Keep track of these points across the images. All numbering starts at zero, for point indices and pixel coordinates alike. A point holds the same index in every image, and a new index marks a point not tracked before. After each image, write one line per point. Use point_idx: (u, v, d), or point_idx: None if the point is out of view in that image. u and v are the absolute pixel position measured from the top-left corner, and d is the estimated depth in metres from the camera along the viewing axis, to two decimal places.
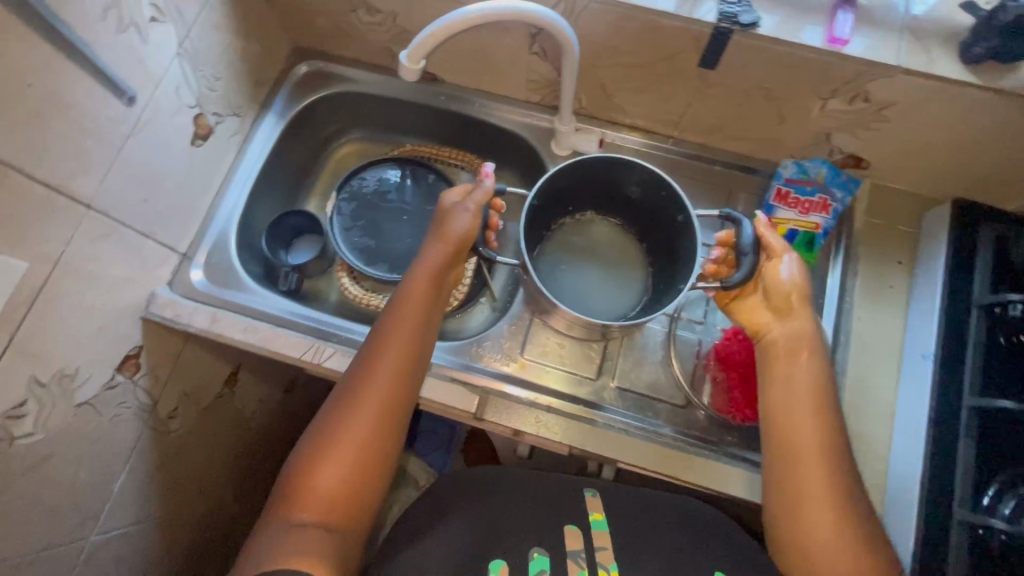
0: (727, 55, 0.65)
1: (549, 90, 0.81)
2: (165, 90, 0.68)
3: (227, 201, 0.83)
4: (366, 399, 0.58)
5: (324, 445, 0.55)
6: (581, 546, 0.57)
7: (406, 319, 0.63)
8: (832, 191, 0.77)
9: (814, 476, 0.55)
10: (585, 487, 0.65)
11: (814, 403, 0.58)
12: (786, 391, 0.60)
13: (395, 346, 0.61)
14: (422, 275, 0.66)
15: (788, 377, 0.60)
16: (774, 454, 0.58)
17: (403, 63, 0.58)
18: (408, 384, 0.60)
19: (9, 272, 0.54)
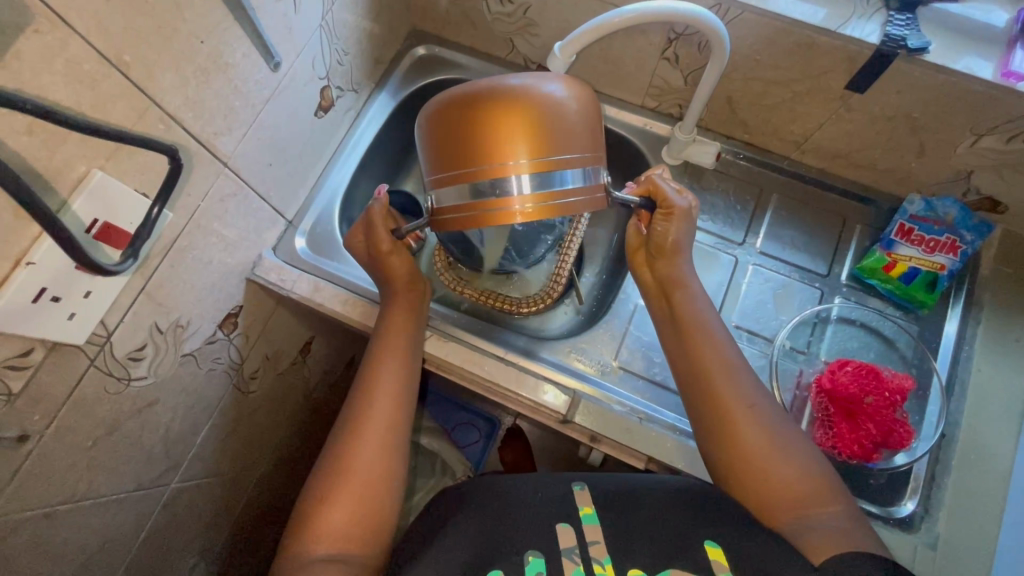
0: (881, 80, 0.63)
1: (670, 96, 0.80)
2: (303, 59, 0.69)
3: (336, 173, 0.84)
4: (366, 431, 0.60)
5: (333, 479, 0.57)
6: (574, 542, 0.52)
7: (391, 352, 0.66)
8: (961, 233, 0.72)
9: (764, 452, 0.55)
10: (574, 480, 0.59)
11: (722, 352, 0.61)
12: (695, 349, 0.62)
13: (386, 377, 0.64)
14: (398, 308, 0.69)
15: (697, 351, 0.62)
16: (703, 421, 0.59)
17: (555, 54, 0.58)
18: (403, 405, 0.63)
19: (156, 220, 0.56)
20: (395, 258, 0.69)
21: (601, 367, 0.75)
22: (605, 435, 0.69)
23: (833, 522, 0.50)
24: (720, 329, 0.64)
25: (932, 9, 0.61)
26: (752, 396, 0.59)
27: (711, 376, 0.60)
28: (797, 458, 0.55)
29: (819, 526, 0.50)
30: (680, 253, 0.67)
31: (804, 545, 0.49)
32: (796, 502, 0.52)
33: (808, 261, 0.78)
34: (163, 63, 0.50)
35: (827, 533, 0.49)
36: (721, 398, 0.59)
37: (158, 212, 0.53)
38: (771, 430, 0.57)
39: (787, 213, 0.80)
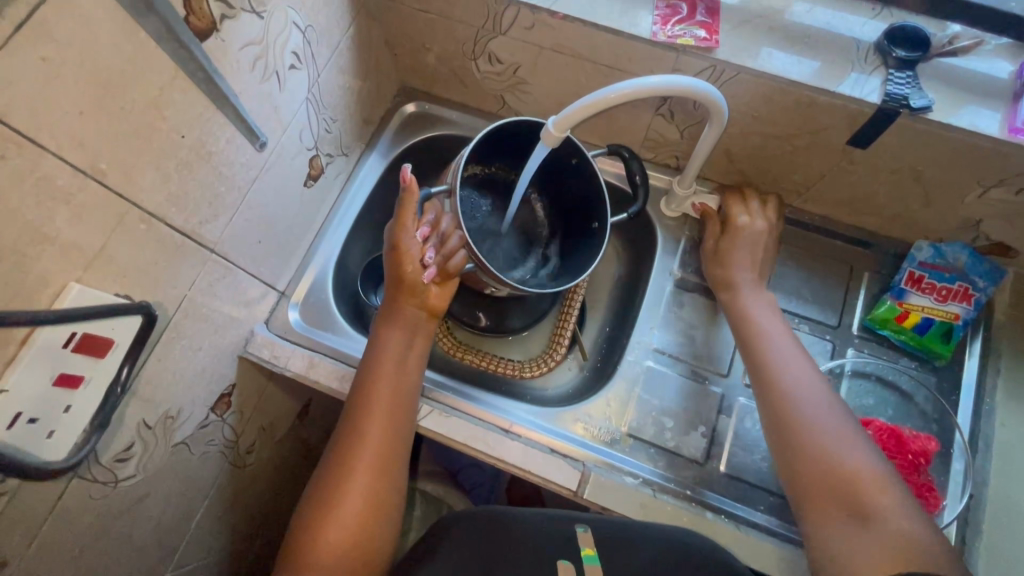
0: (884, 137, 0.61)
1: (668, 148, 0.78)
2: (290, 134, 0.68)
3: (329, 239, 0.82)
4: (362, 455, 0.59)
5: (326, 504, 0.57)
6: None
7: (386, 371, 0.63)
8: (972, 280, 0.71)
9: (835, 449, 0.55)
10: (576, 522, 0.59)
11: (792, 369, 0.62)
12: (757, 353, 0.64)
13: (385, 376, 0.62)
14: (397, 324, 0.66)
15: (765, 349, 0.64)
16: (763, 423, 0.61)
17: (549, 129, 0.57)
18: (405, 401, 0.63)
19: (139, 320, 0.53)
20: (409, 263, 0.65)
21: (609, 437, 0.71)
22: (618, 512, 0.66)
23: (895, 526, 0.50)
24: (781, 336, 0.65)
25: (934, 62, 0.59)
26: (826, 406, 0.59)
27: (776, 386, 0.61)
28: (858, 461, 0.54)
29: (879, 533, 0.50)
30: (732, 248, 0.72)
31: (855, 563, 0.49)
32: (850, 509, 0.52)
33: (817, 312, 0.75)
34: (141, 163, 0.48)
35: (888, 538, 0.49)
36: (793, 405, 0.59)
37: (126, 372, 0.51)
38: (837, 441, 0.56)
39: (793, 263, 0.78)
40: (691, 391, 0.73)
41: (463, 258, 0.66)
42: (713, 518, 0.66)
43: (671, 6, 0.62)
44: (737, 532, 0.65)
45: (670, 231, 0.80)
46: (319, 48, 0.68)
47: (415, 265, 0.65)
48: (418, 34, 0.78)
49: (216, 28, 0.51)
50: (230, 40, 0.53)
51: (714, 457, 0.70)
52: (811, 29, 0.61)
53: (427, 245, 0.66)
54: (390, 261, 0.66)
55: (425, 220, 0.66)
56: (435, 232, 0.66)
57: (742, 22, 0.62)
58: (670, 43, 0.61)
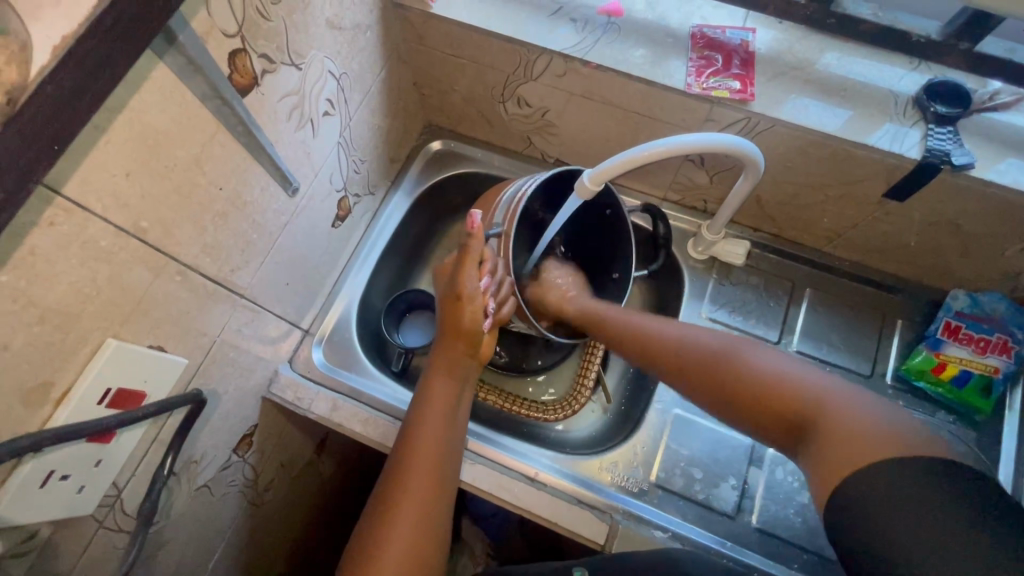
0: (923, 190, 0.60)
1: (695, 192, 0.77)
2: (321, 178, 0.68)
3: (353, 277, 0.82)
4: (402, 508, 0.57)
5: (366, 561, 0.55)
6: None
7: (430, 422, 0.62)
8: (1012, 332, 0.69)
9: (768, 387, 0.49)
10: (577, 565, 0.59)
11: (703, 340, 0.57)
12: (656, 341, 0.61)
13: (430, 427, 0.61)
14: (444, 376, 0.65)
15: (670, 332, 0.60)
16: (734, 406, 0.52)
17: (583, 181, 0.57)
18: (451, 451, 0.62)
19: (170, 370, 0.53)
20: (470, 307, 0.64)
21: (636, 485, 0.70)
22: None
23: (848, 422, 0.43)
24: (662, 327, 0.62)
25: (975, 117, 0.58)
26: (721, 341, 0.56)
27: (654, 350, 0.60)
28: (776, 374, 0.49)
29: (825, 437, 0.43)
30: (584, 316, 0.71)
31: (821, 465, 0.42)
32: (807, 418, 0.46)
33: (849, 360, 0.74)
34: (181, 219, 0.48)
35: (839, 437, 0.42)
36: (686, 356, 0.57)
37: (171, 459, 0.57)
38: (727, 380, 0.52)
39: (823, 309, 0.76)
40: (722, 440, 0.72)
41: (513, 307, 0.67)
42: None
43: (705, 57, 0.62)
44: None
45: (696, 274, 0.79)
46: (352, 93, 0.69)
47: (475, 314, 0.65)
48: (446, 76, 0.79)
49: (257, 83, 0.51)
50: (269, 93, 0.53)
51: (745, 511, 0.68)
52: (847, 81, 0.61)
53: (484, 293, 0.64)
54: (450, 309, 0.65)
55: (486, 268, 0.64)
56: (494, 278, 0.65)
57: (776, 74, 0.62)
58: (705, 95, 0.60)
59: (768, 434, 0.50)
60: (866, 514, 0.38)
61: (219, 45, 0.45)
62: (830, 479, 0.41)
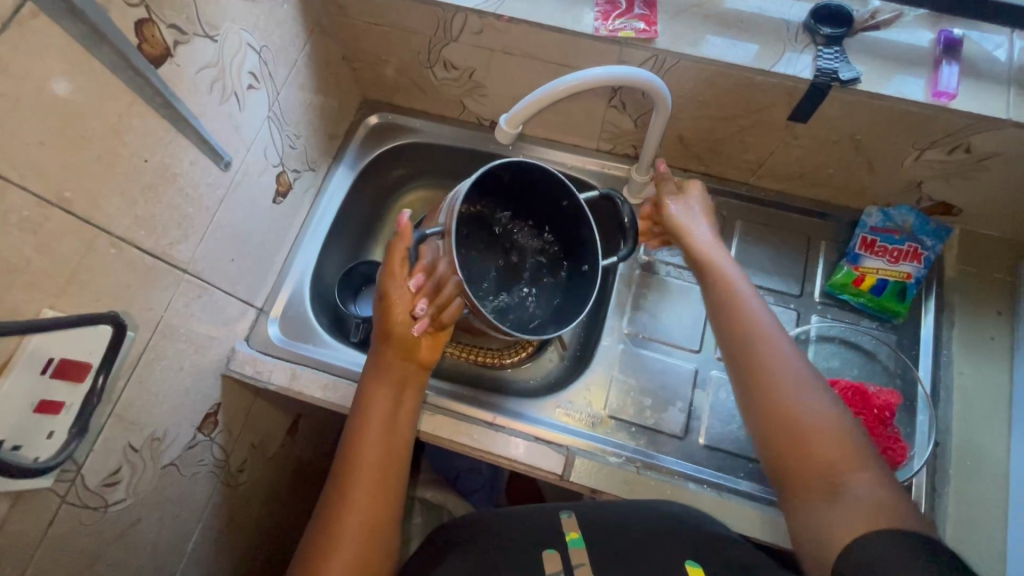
0: (822, 109, 0.64)
1: (623, 139, 0.81)
2: (254, 153, 0.69)
3: (303, 253, 0.84)
4: (353, 499, 0.60)
5: (329, 536, 0.58)
6: (560, 567, 0.55)
7: (371, 433, 0.63)
8: (922, 239, 0.74)
9: (823, 427, 0.51)
10: (562, 509, 0.62)
11: (781, 356, 0.57)
12: (739, 321, 0.60)
13: (370, 440, 0.63)
14: (391, 355, 0.66)
15: (748, 326, 0.59)
16: (745, 406, 0.56)
17: (501, 126, 0.60)
18: (393, 462, 0.63)
19: (96, 335, 0.51)
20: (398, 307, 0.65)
21: (590, 421, 0.74)
22: (606, 491, 0.67)
23: (865, 492, 0.47)
24: (766, 322, 0.60)
25: (859, 37, 0.63)
26: (800, 372, 0.55)
27: (744, 337, 0.58)
28: (818, 423, 0.52)
29: (846, 508, 0.47)
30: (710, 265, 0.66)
31: (826, 526, 0.48)
32: (824, 480, 0.50)
33: (780, 283, 0.79)
34: (107, 190, 0.49)
35: (858, 510, 0.46)
36: (760, 362, 0.57)
37: (103, 378, 0.52)
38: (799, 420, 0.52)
39: (753, 238, 0.81)
40: (668, 368, 0.76)
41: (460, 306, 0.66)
42: (695, 487, 0.67)
43: (610, 2, 0.66)
44: (721, 499, 0.66)
45: None
46: (276, 66, 0.70)
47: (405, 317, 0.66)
48: (374, 48, 0.81)
49: (171, 53, 0.53)
50: (185, 64, 0.55)
51: (693, 431, 0.73)
52: (742, 14, 0.65)
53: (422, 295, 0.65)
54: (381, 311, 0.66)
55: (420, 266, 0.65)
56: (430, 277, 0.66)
57: (678, 12, 0.65)
58: (612, 37, 0.64)
59: (783, 461, 0.52)
60: None
61: (122, 14, 0.47)
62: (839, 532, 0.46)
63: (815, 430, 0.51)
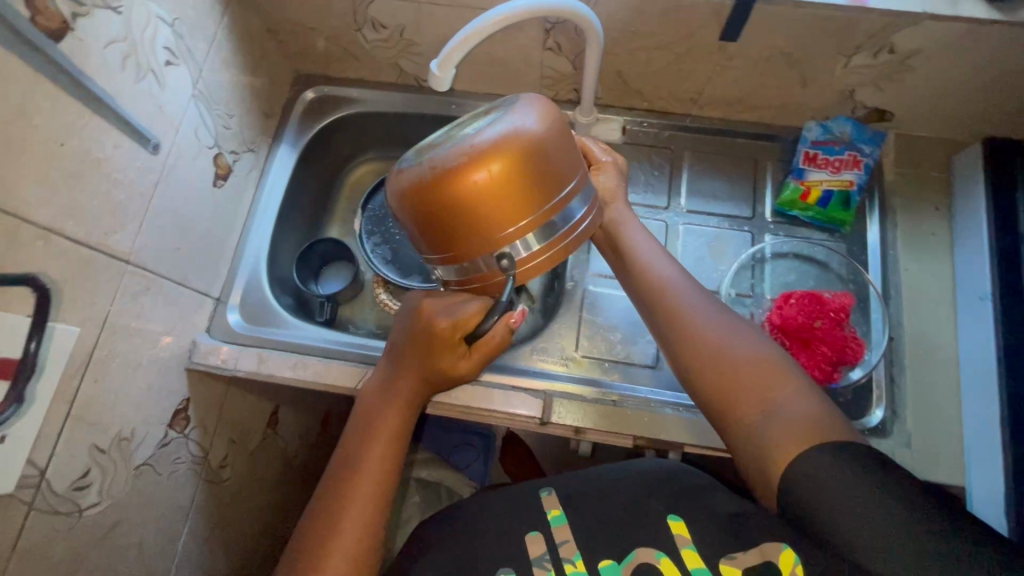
0: (750, 24, 0.65)
1: (565, 83, 0.80)
2: (185, 134, 0.66)
3: (254, 238, 0.81)
4: (348, 514, 0.54)
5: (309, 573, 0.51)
6: (544, 549, 0.56)
7: (373, 448, 0.58)
8: (860, 147, 0.77)
9: (747, 358, 0.52)
10: (542, 486, 0.63)
11: (690, 301, 0.58)
12: (652, 274, 0.61)
13: (371, 454, 0.58)
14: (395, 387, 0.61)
15: (657, 283, 0.60)
16: (671, 358, 0.57)
17: (432, 72, 0.58)
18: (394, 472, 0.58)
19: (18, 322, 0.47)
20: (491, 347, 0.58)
21: (565, 363, 0.75)
22: (589, 427, 0.69)
23: (795, 411, 0.49)
24: (677, 273, 0.61)
25: None
26: (722, 323, 0.56)
27: (666, 297, 0.58)
28: (743, 356, 0.53)
29: (784, 423, 0.48)
30: (619, 213, 0.66)
31: (766, 448, 0.48)
32: (756, 405, 0.50)
33: (732, 208, 0.80)
34: (24, 176, 0.47)
35: (792, 424, 0.48)
36: (677, 311, 0.57)
37: (35, 345, 0.49)
38: (747, 376, 0.51)
39: (701, 168, 0.82)
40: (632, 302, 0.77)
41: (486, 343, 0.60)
42: (671, 410, 0.69)
43: None
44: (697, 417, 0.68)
45: None
46: (194, 41, 0.67)
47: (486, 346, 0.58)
48: (299, 16, 0.78)
49: (70, 28, 0.50)
50: (89, 39, 0.52)
51: (665, 359, 0.74)
52: None
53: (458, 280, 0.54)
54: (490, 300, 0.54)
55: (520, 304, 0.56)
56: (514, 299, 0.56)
57: None
58: None
59: (719, 401, 0.52)
60: (819, 498, 0.44)
61: None
62: (781, 456, 0.47)
63: (739, 361, 0.52)
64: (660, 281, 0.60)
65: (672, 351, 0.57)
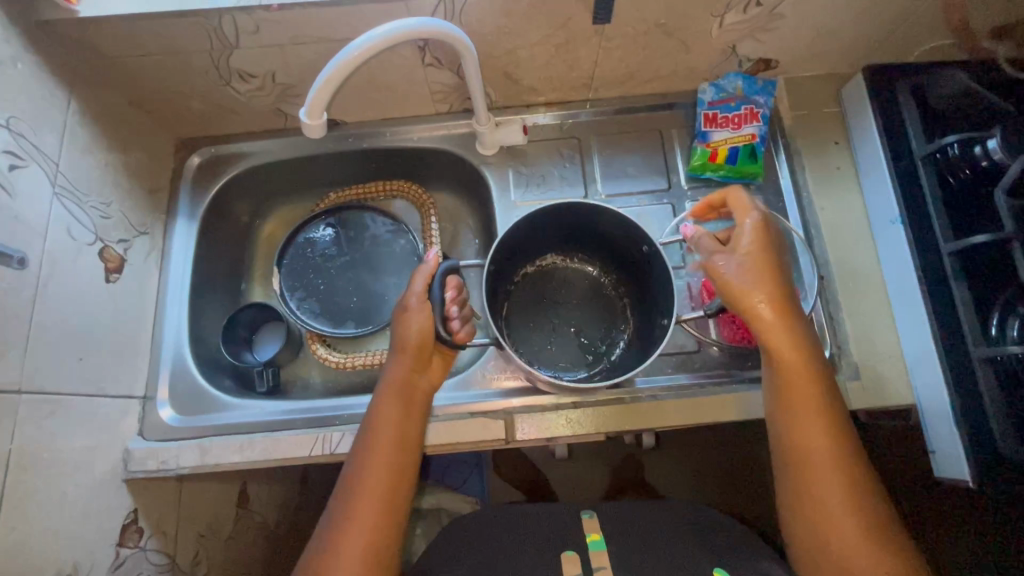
0: (617, 4, 0.65)
1: (455, 94, 0.78)
2: (54, 238, 0.61)
3: (169, 323, 0.76)
4: (359, 520, 0.55)
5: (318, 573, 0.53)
6: (579, 568, 0.60)
7: (380, 449, 0.59)
8: (754, 100, 0.78)
9: (855, 541, 0.53)
10: (584, 509, 0.68)
11: (836, 473, 0.55)
12: (802, 432, 0.56)
13: (379, 454, 0.58)
14: (393, 391, 0.61)
15: (795, 422, 0.56)
16: (793, 504, 0.57)
17: (305, 121, 0.56)
18: (402, 476, 0.59)
19: None
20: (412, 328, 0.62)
21: (520, 379, 0.72)
22: (558, 434, 0.68)
23: None
24: (834, 419, 0.56)
25: None
26: (867, 512, 0.54)
27: (812, 466, 0.55)
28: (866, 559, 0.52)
29: None
30: (780, 312, 0.56)
31: None
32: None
33: (649, 183, 0.80)
34: None
35: None
36: (814, 468, 0.55)
37: None
38: (854, 468, 0.55)
39: (611, 149, 0.82)
40: None
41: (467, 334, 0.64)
42: (673, 398, 0.69)
43: None
44: (736, 393, 0.69)
45: (495, 169, 0.82)
46: (42, 136, 0.61)
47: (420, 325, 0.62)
48: (160, 82, 0.73)
49: None
50: None
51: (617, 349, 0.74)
52: None
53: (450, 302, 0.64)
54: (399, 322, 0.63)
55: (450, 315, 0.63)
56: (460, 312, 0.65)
57: None
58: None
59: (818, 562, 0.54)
60: None
61: None
62: None
63: (855, 555, 0.52)
64: (832, 383, 0.58)
65: (784, 417, 0.57)
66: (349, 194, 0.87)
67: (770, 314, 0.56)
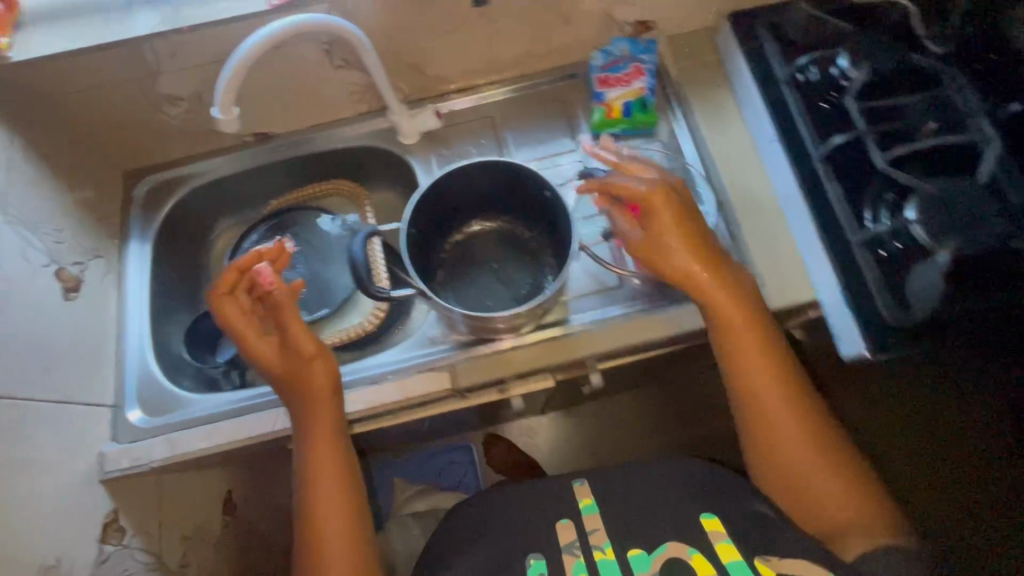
0: None
1: (370, 92, 0.86)
2: (9, 260, 0.67)
3: (132, 337, 0.81)
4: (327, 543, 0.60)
5: None
6: (573, 537, 0.60)
7: (322, 475, 0.63)
8: (640, 58, 0.85)
9: (800, 450, 0.62)
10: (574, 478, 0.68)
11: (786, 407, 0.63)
12: (744, 366, 0.65)
13: (323, 480, 0.63)
14: (314, 423, 0.65)
15: (743, 357, 0.65)
16: (755, 440, 0.64)
17: (219, 117, 0.63)
18: (350, 486, 0.64)
19: None
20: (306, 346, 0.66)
21: (462, 336, 0.78)
22: (501, 376, 0.74)
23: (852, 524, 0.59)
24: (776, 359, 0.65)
25: None
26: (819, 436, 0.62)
27: (760, 396, 0.64)
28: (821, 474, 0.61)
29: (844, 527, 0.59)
30: (719, 264, 0.66)
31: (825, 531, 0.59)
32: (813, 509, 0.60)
33: (559, 146, 0.88)
34: None
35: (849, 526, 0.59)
36: (762, 404, 0.64)
37: None
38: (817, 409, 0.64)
39: (521, 122, 0.89)
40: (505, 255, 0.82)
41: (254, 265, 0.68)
42: (604, 326, 0.75)
43: None
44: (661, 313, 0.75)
45: (418, 155, 0.89)
46: None
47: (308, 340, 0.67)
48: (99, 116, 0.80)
49: None
50: None
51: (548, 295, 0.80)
52: None
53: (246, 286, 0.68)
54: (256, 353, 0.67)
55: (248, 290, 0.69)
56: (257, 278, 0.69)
57: None
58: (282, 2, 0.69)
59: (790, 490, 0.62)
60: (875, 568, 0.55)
61: None
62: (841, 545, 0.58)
63: (817, 478, 0.61)
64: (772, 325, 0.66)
65: (731, 358, 0.65)
66: (288, 199, 0.94)
67: (706, 277, 0.65)
